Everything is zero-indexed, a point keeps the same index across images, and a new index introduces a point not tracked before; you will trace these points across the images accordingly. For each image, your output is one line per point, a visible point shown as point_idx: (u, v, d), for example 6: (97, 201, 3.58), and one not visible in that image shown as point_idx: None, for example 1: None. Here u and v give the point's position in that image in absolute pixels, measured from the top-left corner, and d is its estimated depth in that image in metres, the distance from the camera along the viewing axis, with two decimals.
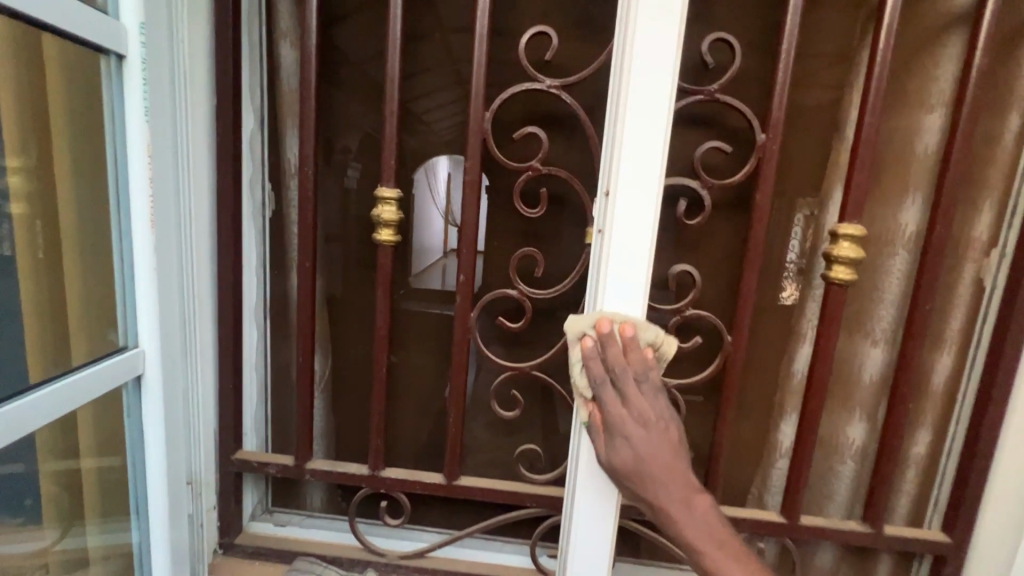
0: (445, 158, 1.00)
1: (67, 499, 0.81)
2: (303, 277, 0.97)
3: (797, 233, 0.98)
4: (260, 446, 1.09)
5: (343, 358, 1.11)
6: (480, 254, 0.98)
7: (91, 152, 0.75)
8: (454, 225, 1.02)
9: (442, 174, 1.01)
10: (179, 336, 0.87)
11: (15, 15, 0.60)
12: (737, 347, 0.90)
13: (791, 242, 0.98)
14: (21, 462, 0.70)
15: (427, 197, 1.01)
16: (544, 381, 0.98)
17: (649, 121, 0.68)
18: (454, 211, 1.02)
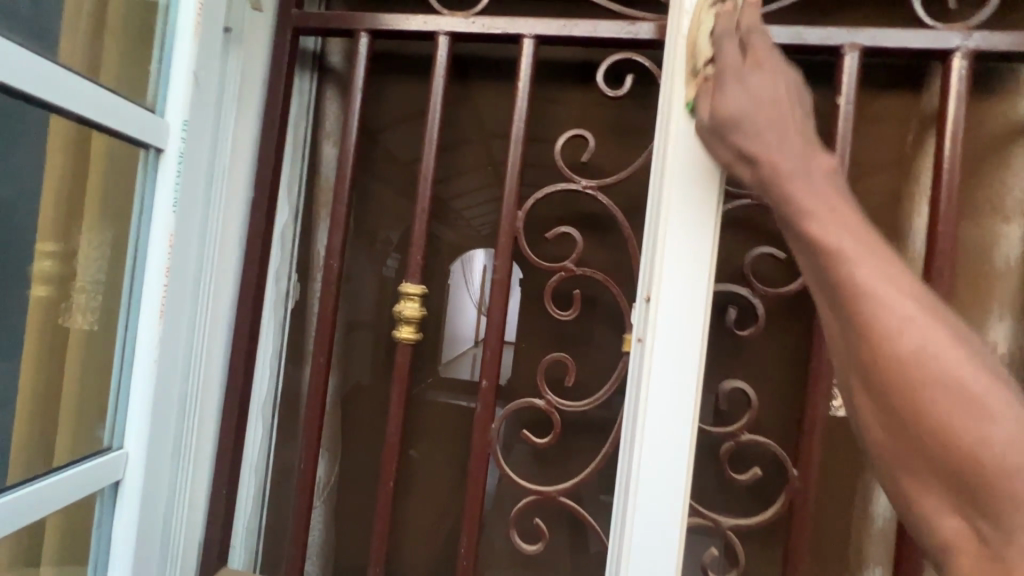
0: (481, 251, 0.96)
1: None
2: (316, 372, 0.91)
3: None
4: (248, 562, 0.97)
5: (350, 464, 1.00)
6: (510, 344, 0.90)
7: (118, 241, 0.74)
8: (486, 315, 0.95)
9: (477, 267, 0.96)
10: (173, 433, 0.80)
11: (56, 111, 0.61)
12: (806, 484, 0.76)
13: None
14: None
15: (460, 288, 0.96)
16: (574, 511, 0.83)
17: (696, 202, 0.63)
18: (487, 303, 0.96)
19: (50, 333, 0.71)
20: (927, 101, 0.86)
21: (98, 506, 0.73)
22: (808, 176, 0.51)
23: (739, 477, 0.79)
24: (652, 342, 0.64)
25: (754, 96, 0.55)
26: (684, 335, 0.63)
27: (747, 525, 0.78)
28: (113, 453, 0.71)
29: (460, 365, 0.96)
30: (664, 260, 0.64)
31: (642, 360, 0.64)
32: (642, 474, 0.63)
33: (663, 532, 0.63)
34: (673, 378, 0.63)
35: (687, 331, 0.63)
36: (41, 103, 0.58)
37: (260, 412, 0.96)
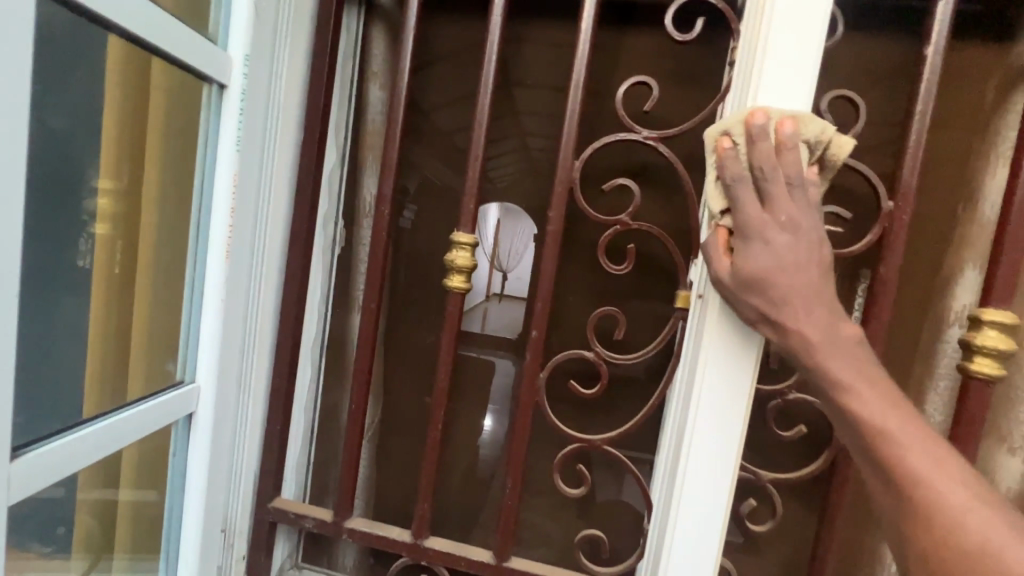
0: (496, 205, 0.95)
1: (98, 528, 0.77)
2: (366, 318, 0.92)
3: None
4: (298, 494, 1.01)
5: (395, 406, 1.04)
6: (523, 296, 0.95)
7: (180, 181, 0.75)
8: (500, 269, 0.95)
9: (490, 221, 0.96)
10: (236, 369, 0.82)
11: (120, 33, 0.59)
12: (851, 443, 0.77)
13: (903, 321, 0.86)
14: (64, 485, 0.66)
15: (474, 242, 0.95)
16: (618, 460, 0.84)
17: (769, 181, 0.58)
18: (500, 256, 0.96)
19: (115, 267, 0.71)
20: (1015, 54, 0.81)
21: (173, 434, 0.78)
22: (836, 346, 0.52)
23: (783, 433, 0.81)
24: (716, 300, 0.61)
25: (782, 247, 0.52)
26: (743, 328, 0.61)
27: (790, 479, 0.79)
28: (187, 388, 0.76)
29: (472, 317, 0.97)
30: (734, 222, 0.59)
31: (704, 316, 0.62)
32: (692, 453, 0.63)
33: (710, 515, 0.63)
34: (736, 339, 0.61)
35: None
36: (105, 22, 0.56)
37: (309, 355, 0.99)
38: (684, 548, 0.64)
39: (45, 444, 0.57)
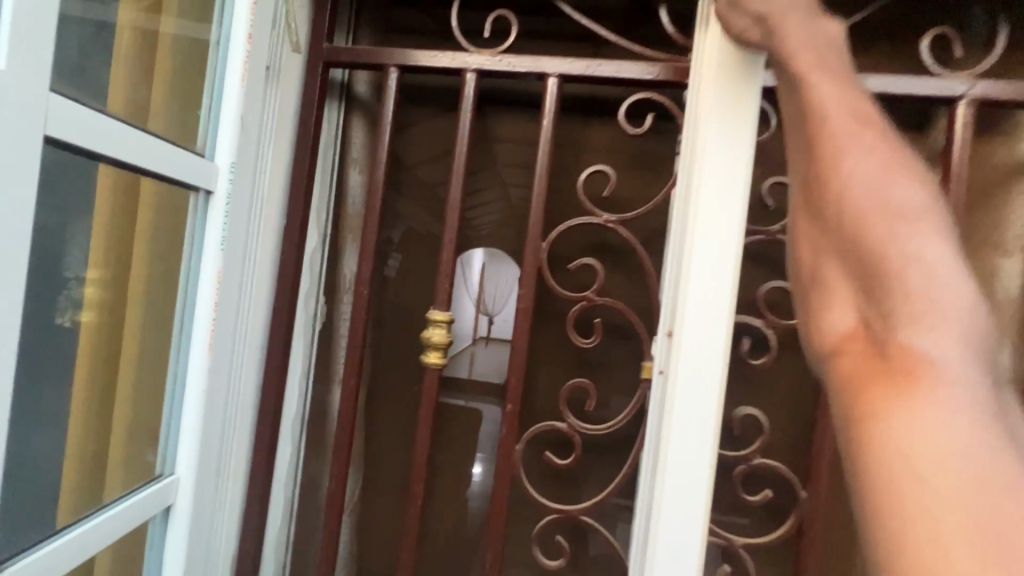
0: (481, 252, 1.00)
1: None
2: (347, 394, 0.94)
3: None
4: (277, 573, 1.01)
5: (375, 480, 1.04)
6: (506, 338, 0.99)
7: (166, 276, 0.79)
8: (486, 315, 0.98)
9: (475, 267, 1.00)
10: (216, 455, 0.83)
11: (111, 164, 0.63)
12: (814, 506, 0.81)
13: None
14: None
15: (461, 288, 0.99)
16: (594, 527, 0.88)
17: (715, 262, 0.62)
18: (486, 301, 0.99)
19: (102, 361, 0.74)
20: (932, 139, 0.90)
21: (150, 528, 0.77)
22: (826, 76, 0.49)
23: (750, 498, 0.84)
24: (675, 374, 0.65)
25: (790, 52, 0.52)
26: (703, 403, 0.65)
27: (760, 543, 0.82)
28: (166, 480, 0.76)
29: (458, 363, 1.00)
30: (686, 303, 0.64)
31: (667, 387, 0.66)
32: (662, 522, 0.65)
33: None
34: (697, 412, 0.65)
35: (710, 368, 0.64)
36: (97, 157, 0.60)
37: (289, 432, 1.00)
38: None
39: (26, 556, 0.56)
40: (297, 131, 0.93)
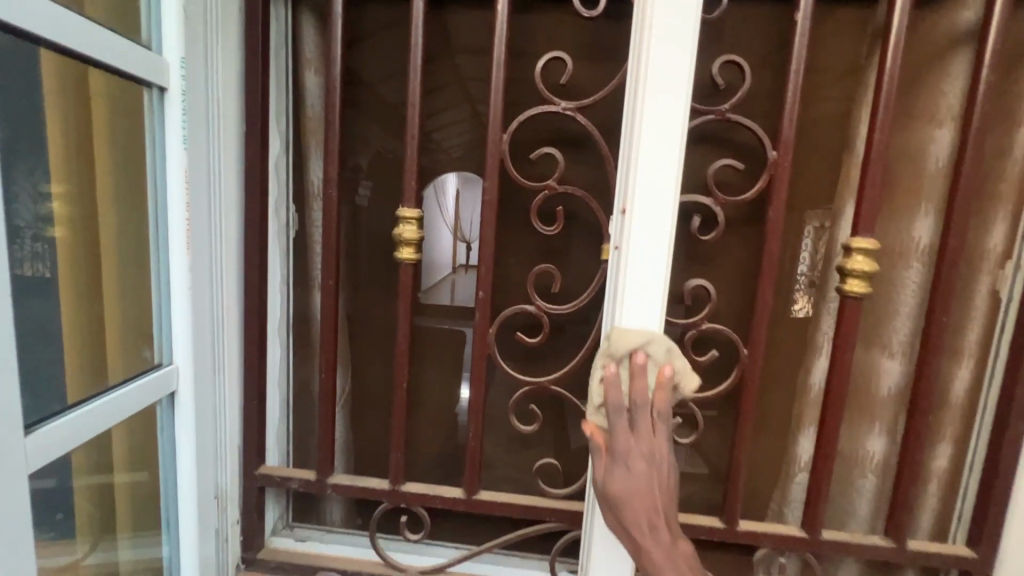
0: (454, 176, 1.03)
1: (100, 514, 0.83)
2: (327, 293, 1.00)
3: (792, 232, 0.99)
4: (281, 460, 1.11)
5: (362, 374, 1.13)
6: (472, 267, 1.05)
7: (132, 180, 0.80)
8: (463, 240, 1.04)
9: (449, 192, 1.04)
10: (210, 349, 0.90)
11: (57, 50, 0.63)
12: (754, 360, 0.92)
13: (803, 255, 1.00)
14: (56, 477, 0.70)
15: (437, 213, 1.03)
16: (563, 396, 0.98)
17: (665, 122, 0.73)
18: (463, 226, 1.04)
19: (81, 271, 0.75)
20: (879, 12, 0.93)
21: (159, 413, 0.86)
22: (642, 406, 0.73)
23: (700, 358, 0.95)
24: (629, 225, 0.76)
25: None
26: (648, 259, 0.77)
27: (707, 396, 0.94)
28: (163, 371, 0.82)
29: (440, 289, 1.06)
30: (639, 161, 0.74)
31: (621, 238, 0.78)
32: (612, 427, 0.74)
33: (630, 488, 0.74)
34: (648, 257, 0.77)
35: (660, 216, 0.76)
36: (39, 40, 0.60)
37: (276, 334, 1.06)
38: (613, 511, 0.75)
39: (44, 427, 0.63)
40: (242, 27, 0.90)
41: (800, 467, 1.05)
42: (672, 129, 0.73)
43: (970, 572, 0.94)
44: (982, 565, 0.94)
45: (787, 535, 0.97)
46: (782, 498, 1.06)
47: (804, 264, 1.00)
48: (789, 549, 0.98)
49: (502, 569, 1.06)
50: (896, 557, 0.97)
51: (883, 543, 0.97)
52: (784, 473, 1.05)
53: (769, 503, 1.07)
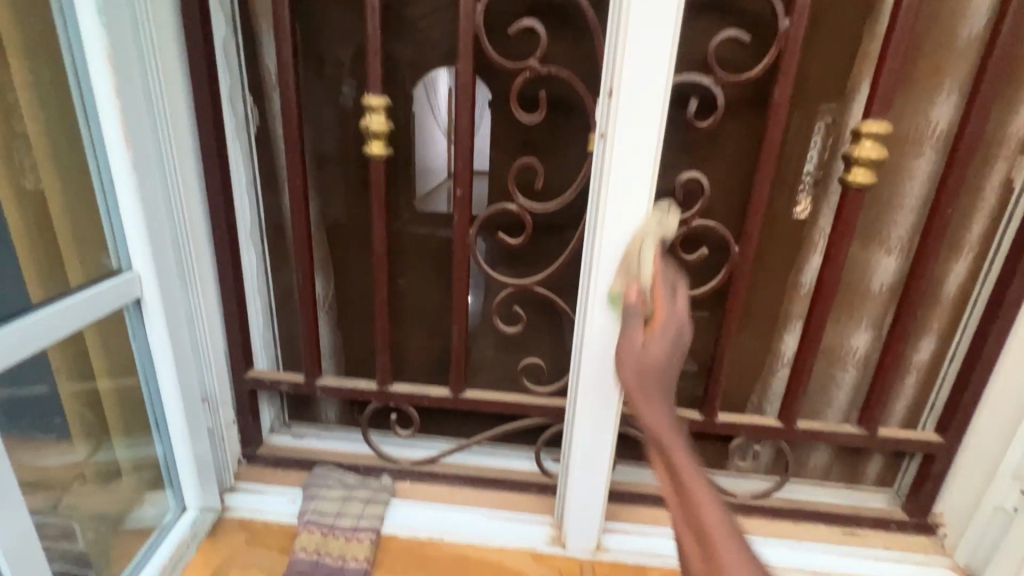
0: (445, 71, 0.92)
1: (93, 420, 0.89)
2: (295, 194, 0.95)
3: (801, 118, 0.91)
4: (271, 365, 1.12)
5: (342, 280, 1.10)
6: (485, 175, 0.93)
7: (55, 76, 0.73)
8: None
9: (442, 91, 0.93)
10: (175, 255, 0.85)
11: None
12: (745, 258, 0.89)
13: (812, 150, 0.92)
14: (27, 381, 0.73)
15: (428, 115, 0.94)
16: (547, 298, 0.96)
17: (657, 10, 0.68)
18: None
19: (19, 179, 0.74)
20: None
21: (128, 319, 0.83)
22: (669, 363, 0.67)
23: (688, 257, 0.91)
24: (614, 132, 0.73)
25: None
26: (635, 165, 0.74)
27: (693, 295, 0.93)
28: (123, 278, 0.78)
29: (436, 199, 0.98)
30: (626, 59, 0.70)
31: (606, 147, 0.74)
32: (594, 319, 0.82)
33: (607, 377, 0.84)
34: (634, 165, 0.74)
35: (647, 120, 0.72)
36: None
37: (249, 239, 1.01)
38: (594, 394, 0.85)
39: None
40: None
41: (782, 362, 1.06)
42: (666, 18, 0.68)
43: (934, 456, 0.98)
44: (947, 449, 0.97)
45: (763, 425, 1.01)
46: (762, 391, 1.08)
47: (811, 162, 0.93)
48: (763, 437, 1.02)
49: (490, 459, 1.11)
50: (865, 443, 1.01)
51: (855, 431, 1.00)
52: (767, 369, 1.07)
53: (749, 397, 1.09)
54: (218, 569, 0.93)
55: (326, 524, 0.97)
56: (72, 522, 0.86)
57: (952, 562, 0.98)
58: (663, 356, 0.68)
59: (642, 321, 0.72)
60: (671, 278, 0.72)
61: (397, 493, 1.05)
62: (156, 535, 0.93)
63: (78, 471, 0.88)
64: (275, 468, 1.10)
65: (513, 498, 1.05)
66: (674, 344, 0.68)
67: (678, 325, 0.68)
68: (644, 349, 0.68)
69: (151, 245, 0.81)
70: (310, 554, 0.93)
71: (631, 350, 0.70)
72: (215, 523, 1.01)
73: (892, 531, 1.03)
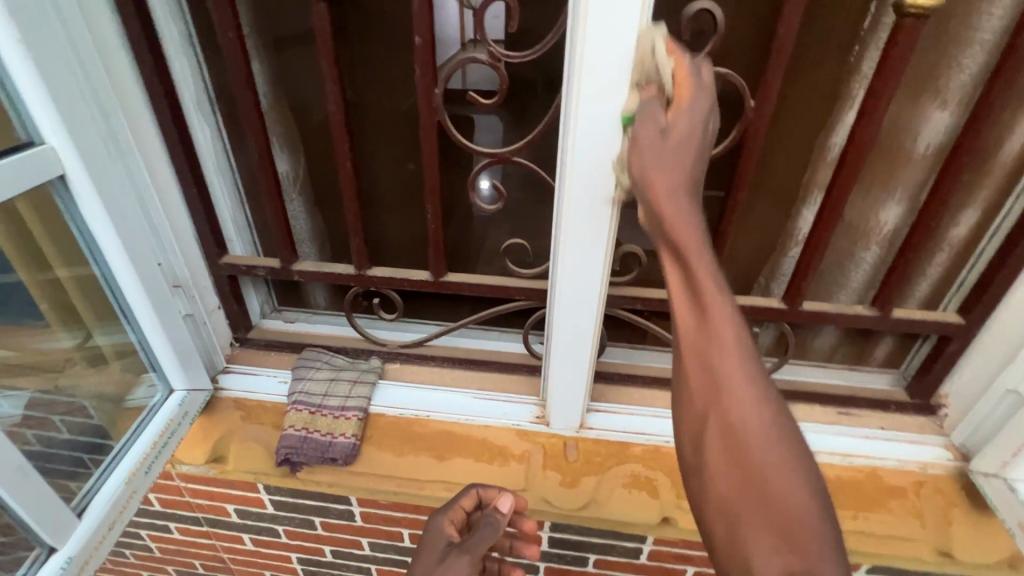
0: None
1: (63, 305, 0.84)
2: (231, 51, 0.81)
3: None
4: (250, 250, 1.07)
5: (309, 157, 1.00)
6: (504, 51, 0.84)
7: None
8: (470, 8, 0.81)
9: None
10: (92, 123, 0.73)
11: None
12: (761, 115, 0.75)
13: None
14: None
15: None
16: (527, 169, 0.86)
17: None
18: None
19: None
20: None
21: (58, 199, 0.73)
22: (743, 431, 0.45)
23: None
24: (584, 34, 0.62)
25: None
26: (609, 72, 0.64)
27: None
28: (30, 155, 0.66)
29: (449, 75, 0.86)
30: None
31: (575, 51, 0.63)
32: (573, 198, 0.73)
33: (585, 302, 0.82)
34: (608, 72, 0.64)
35: (622, 17, 0.60)
36: None
37: (196, 109, 0.90)
38: (568, 321, 0.85)
39: None
40: None
41: (797, 241, 0.96)
42: None
43: (951, 337, 0.91)
44: (967, 330, 0.89)
45: (765, 307, 0.93)
46: (771, 272, 0.99)
47: None
48: (764, 320, 0.95)
49: (479, 342, 1.10)
50: (876, 325, 0.93)
51: (866, 312, 0.92)
52: (778, 249, 0.97)
53: (756, 279, 1.00)
54: (219, 441, 1.00)
55: (314, 403, 0.98)
56: (79, 400, 0.90)
57: (947, 442, 0.95)
58: (701, 274, 0.47)
59: (659, 231, 0.53)
60: (694, 192, 0.52)
61: (384, 375, 1.06)
62: (147, 413, 0.94)
63: (68, 356, 0.88)
64: (268, 351, 1.11)
65: (500, 379, 1.05)
66: (715, 267, 0.48)
67: (708, 109, 0.53)
68: (667, 131, 0.52)
69: (59, 110, 0.68)
70: (298, 431, 0.96)
71: (650, 139, 0.53)
72: (211, 401, 1.04)
73: (890, 412, 1.00)
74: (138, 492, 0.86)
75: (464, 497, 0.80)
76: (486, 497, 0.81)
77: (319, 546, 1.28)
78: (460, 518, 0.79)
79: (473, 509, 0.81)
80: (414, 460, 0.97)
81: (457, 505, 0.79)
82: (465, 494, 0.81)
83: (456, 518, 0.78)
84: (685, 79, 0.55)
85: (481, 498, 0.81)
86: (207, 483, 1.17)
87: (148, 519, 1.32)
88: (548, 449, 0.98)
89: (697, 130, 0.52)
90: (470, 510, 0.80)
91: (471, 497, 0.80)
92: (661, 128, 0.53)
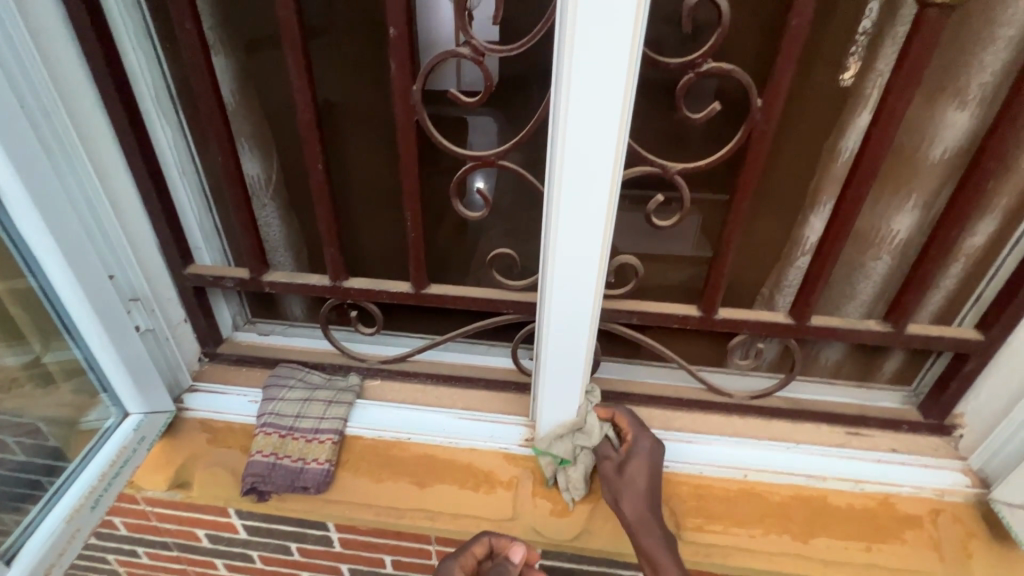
0: None
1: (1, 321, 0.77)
2: (187, 43, 0.73)
3: None
4: (220, 259, 0.99)
5: (281, 160, 0.93)
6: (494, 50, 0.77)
7: None
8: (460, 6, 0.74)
9: None
10: (26, 122, 0.66)
11: None
12: (769, 114, 0.68)
13: None
14: None
15: None
16: (515, 173, 0.79)
17: None
18: None
19: None
20: None
21: None
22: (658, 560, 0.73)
23: (696, 116, 0.71)
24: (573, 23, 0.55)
25: None
26: (603, 68, 0.57)
27: (699, 167, 0.74)
28: None
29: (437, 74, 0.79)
30: None
31: (565, 42, 0.56)
32: (564, 203, 0.66)
33: (577, 314, 0.75)
34: (600, 66, 0.57)
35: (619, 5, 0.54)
36: None
37: (156, 107, 0.83)
38: (560, 335, 0.78)
39: None
40: None
41: (804, 250, 0.89)
42: None
43: (969, 356, 0.84)
44: (986, 348, 0.83)
45: (770, 322, 0.87)
46: (776, 283, 0.92)
47: None
48: (768, 335, 0.89)
49: (466, 356, 1.02)
50: (889, 342, 0.87)
51: (879, 328, 0.86)
52: (783, 258, 0.90)
53: (759, 291, 0.94)
54: (184, 465, 0.93)
55: (284, 426, 0.91)
56: (31, 422, 0.85)
57: (965, 466, 0.89)
58: None
59: None
60: None
61: (363, 394, 0.98)
62: (100, 438, 0.85)
63: (13, 376, 0.82)
64: (239, 367, 1.03)
65: (488, 397, 0.98)
66: None
67: (649, 449, 0.84)
68: (622, 470, 0.82)
69: None
70: (267, 457, 0.89)
71: None
72: (175, 422, 0.97)
73: (902, 433, 0.94)
74: (82, 531, 0.78)
75: (476, 543, 0.75)
76: (499, 545, 0.75)
77: (297, 573, 1.21)
78: (469, 565, 0.73)
79: (483, 558, 0.75)
80: (394, 487, 0.90)
81: (468, 552, 0.74)
82: (478, 539, 0.75)
83: (466, 565, 0.73)
84: (627, 425, 0.85)
85: (493, 546, 0.75)
86: (175, 508, 1.09)
87: (114, 544, 1.24)
88: (538, 474, 0.91)
89: (644, 472, 0.82)
90: (481, 558, 0.75)
91: (482, 544, 0.75)
92: (618, 465, 0.83)
